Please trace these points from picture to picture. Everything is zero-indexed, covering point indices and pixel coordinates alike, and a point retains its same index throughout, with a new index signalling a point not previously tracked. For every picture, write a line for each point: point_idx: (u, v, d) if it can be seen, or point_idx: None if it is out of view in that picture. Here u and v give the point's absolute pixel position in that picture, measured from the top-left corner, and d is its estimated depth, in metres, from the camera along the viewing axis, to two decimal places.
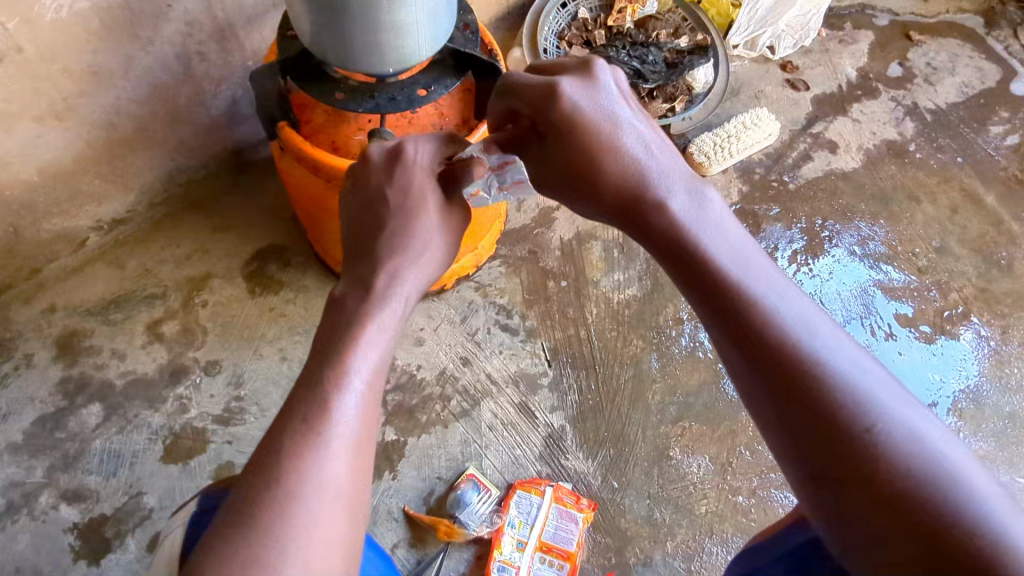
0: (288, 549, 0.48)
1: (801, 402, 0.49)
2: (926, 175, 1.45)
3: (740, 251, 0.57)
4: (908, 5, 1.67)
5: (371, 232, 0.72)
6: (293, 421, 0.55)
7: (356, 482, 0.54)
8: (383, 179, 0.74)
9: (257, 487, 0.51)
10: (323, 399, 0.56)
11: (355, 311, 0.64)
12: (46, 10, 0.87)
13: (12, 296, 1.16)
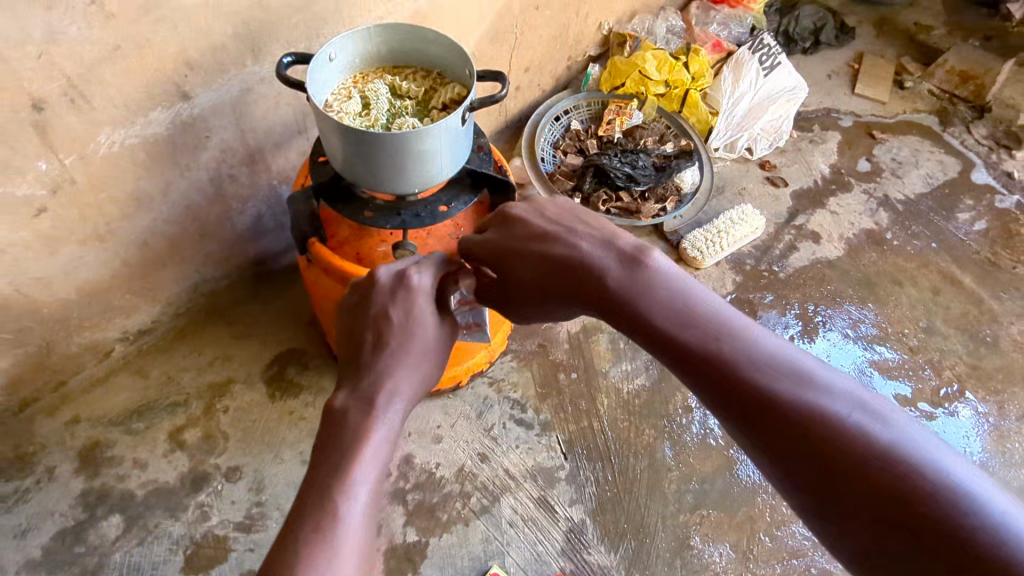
0: None
1: (768, 426, 0.55)
2: (905, 260, 1.55)
3: (692, 301, 0.63)
4: (868, 108, 1.84)
5: (366, 345, 0.75)
6: (309, 519, 0.55)
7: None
8: (387, 297, 0.77)
9: None
10: (332, 513, 0.56)
11: (356, 425, 0.65)
12: (99, 147, 0.94)
13: (37, 409, 1.18)
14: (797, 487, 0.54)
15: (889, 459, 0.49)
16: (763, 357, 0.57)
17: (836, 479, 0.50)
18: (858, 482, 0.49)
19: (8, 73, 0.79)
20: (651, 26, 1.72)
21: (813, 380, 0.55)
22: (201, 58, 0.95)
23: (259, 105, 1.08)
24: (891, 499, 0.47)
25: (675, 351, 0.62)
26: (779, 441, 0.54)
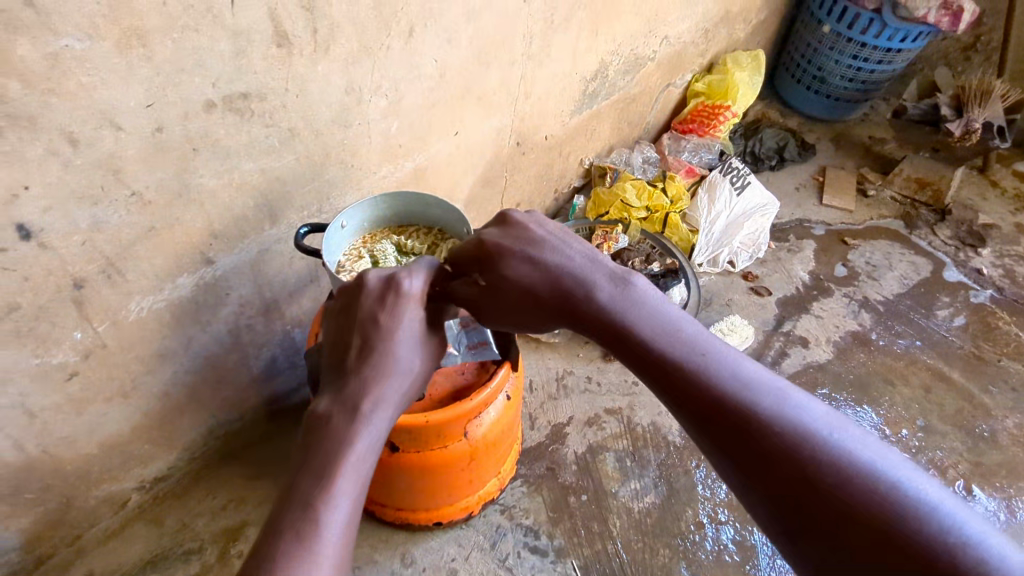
0: None
1: (753, 451, 0.60)
2: (893, 359, 1.61)
3: (671, 327, 0.72)
4: (837, 216, 1.97)
5: (355, 354, 0.79)
6: (283, 538, 0.62)
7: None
8: (372, 301, 0.81)
9: None
10: (309, 521, 0.64)
11: (337, 438, 0.71)
12: (130, 312, 1.01)
13: (49, 567, 1.17)
14: (768, 508, 0.60)
15: (862, 484, 0.55)
16: (751, 388, 0.64)
17: (811, 502, 0.57)
18: (834, 505, 0.55)
19: (54, 258, 0.88)
20: (628, 158, 1.91)
21: (790, 406, 0.62)
22: (225, 228, 1.06)
23: (274, 261, 1.18)
24: (865, 521, 0.54)
25: (664, 381, 0.69)
26: (764, 466, 0.60)
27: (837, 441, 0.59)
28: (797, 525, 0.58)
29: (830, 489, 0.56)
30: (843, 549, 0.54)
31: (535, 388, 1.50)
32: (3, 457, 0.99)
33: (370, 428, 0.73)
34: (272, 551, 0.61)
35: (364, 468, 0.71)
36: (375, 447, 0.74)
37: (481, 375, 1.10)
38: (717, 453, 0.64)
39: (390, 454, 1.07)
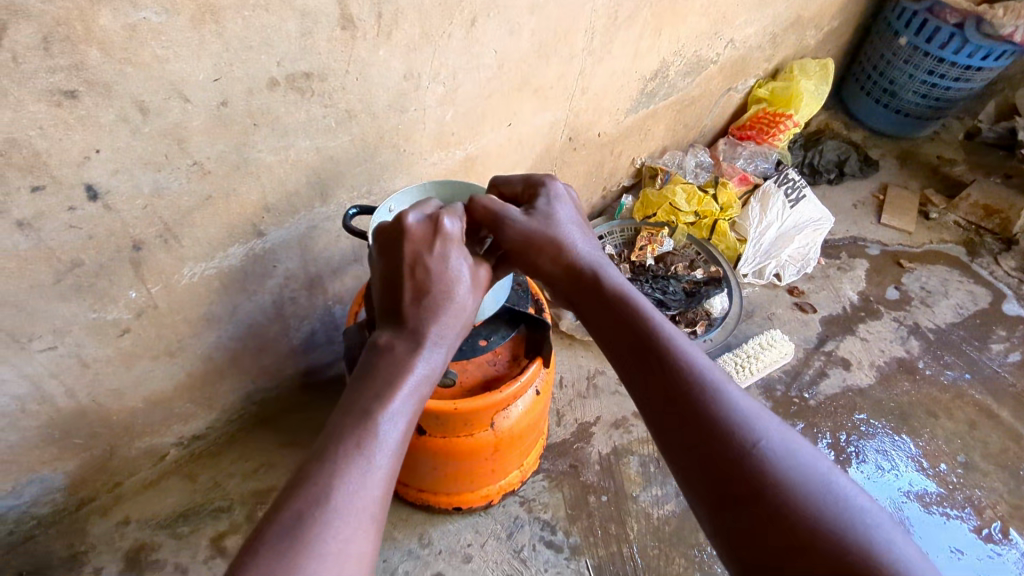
0: (331, 550, 0.57)
1: (703, 431, 0.67)
2: (939, 390, 1.55)
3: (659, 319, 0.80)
4: (894, 237, 1.90)
5: (408, 292, 0.79)
6: (346, 446, 0.66)
7: (378, 520, 0.63)
8: (419, 242, 0.80)
9: (305, 501, 0.60)
10: (370, 433, 0.67)
11: (395, 367, 0.75)
12: (182, 277, 1.06)
13: (91, 508, 1.24)
14: (704, 490, 0.65)
15: (797, 477, 0.61)
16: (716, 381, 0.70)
17: (749, 483, 0.62)
18: (765, 491, 0.61)
19: (117, 220, 0.92)
20: (681, 161, 1.88)
21: (744, 404, 0.69)
22: (277, 203, 1.09)
23: (322, 239, 1.21)
24: (791, 506, 0.59)
25: (639, 362, 0.76)
26: (715, 457, 0.65)
27: (783, 439, 0.65)
28: (731, 504, 0.62)
29: (767, 476, 0.62)
30: (755, 529, 0.60)
31: (565, 385, 1.51)
32: (56, 402, 1.05)
33: (423, 358, 0.76)
34: (335, 456, 0.65)
35: (417, 395, 0.74)
36: (429, 375, 0.76)
37: (513, 368, 1.11)
38: (670, 430, 0.70)
39: (417, 437, 1.10)
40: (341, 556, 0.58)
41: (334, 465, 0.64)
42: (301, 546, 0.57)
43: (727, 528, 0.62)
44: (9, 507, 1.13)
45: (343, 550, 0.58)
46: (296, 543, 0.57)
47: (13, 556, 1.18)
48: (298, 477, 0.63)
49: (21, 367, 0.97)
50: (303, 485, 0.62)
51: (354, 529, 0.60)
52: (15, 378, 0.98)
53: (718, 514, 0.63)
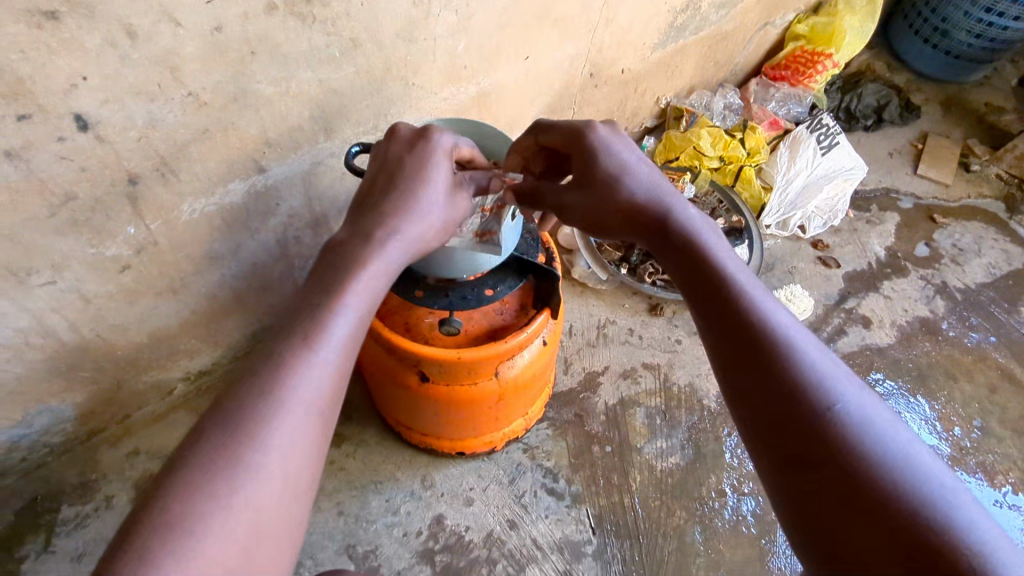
0: (260, 451, 0.52)
1: (770, 380, 0.58)
2: (961, 352, 1.50)
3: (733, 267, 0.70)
4: (929, 190, 1.81)
5: (383, 195, 0.75)
6: (290, 342, 0.59)
7: (326, 416, 0.58)
8: (400, 147, 0.80)
9: (241, 397, 0.55)
10: (317, 328, 0.60)
11: (355, 260, 0.67)
12: (182, 213, 1.02)
13: (101, 439, 1.26)
14: (764, 445, 0.57)
15: (879, 451, 0.51)
16: (791, 330, 0.61)
17: (816, 442, 0.53)
18: (835, 452, 0.52)
19: (110, 152, 0.88)
20: (709, 102, 1.79)
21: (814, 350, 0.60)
22: (279, 137, 1.04)
23: (326, 176, 1.17)
24: (864, 473, 0.50)
25: (704, 302, 0.68)
26: (785, 417, 0.56)
27: (864, 399, 0.56)
28: (792, 462, 0.54)
29: (839, 436, 0.53)
30: (821, 498, 0.51)
31: (574, 333, 1.48)
32: (60, 336, 1.04)
33: (386, 254, 0.69)
34: (280, 350, 0.58)
35: (376, 290, 0.67)
36: (391, 272, 0.70)
37: (520, 319, 1.07)
38: (733, 377, 0.62)
39: (420, 383, 1.08)
40: (283, 454, 0.53)
41: (278, 361, 0.57)
42: (239, 447, 0.52)
43: (789, 495, 0.54)
44: (20, 436, 1.15)
45: (285, 447, 0.53)
46: (233, 443, 0.52)
47: (27, 481, 1.21)
48: (241, 374, 0.57)
49: (21, 301, 0.96)
50: (245, 383, 0.56)
51: (297, 426, 0.55)
52: (16, 312, 0.96)
53: (778, 471, 0.56)
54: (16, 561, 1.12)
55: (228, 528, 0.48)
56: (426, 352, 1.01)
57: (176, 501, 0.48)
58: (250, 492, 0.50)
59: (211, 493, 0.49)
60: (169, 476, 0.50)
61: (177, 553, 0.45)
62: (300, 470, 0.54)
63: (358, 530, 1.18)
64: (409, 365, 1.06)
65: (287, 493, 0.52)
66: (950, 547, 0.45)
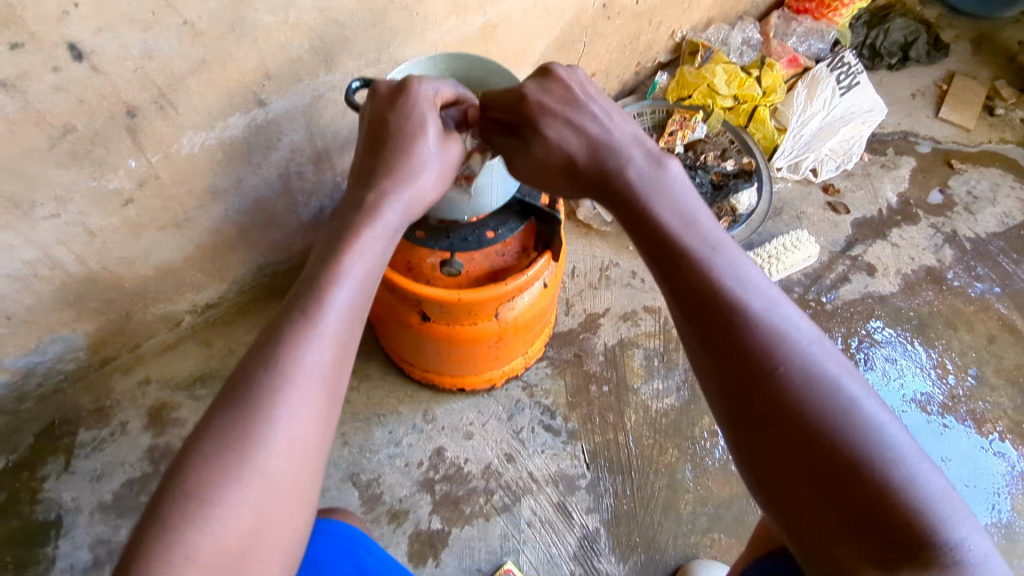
0: (273, 420, 0.54)
1: (734, 352, 0.58)
2: (964, 302, 1.50)
3: (685, 216, 0.66)
4: (950, 134, 1.75)
5: (376, 162, 0.74)
6: (293, 312, 0.59)
7: (334, 386, 0.59)
8: (382, 106, 0.77)
9: (251, 370, 0.56)
10: (317, 297, 0.60)
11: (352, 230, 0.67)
12: (182, 147, 1.01)
13: (113, 367, 1.30)
14: (728, 409, 0.59)
15: (838, 421, 0.52)
16: (751, 293, 0.59)
17: (780, 416, 0.55)
18: (798, 426, 0.54)
19: (106, 84, 0.86)
20: (726, 37, 1.71)
21: (769, 308, 0.59)
22: (279, 70, 1.01)
23: (327, 111, 1.14)
24: (824, 445, 0.52)
25: (663, 262, 0.64)
26: (747, 390, 0.57)
27: (825, 361, 0.56)
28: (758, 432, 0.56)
29: (802, 408, 0.54)
30: (785, 467, 0.55)
31: (577, 275, 1.49)
32: (67, 268, 1.06)
33: (382, 222, 0.69)
34: (283, 321, 0.59)
35: (377, 256, 0.67)
36: (389, 238, 0.70)
37: (521, 262, 1.07)
38: (695, 348, 0.61)
39: (421, 322, 1.10)
40: (291, 425, 0.54)
41: (281, 332, 0.58)
42: (248, 419, 0.53)
43: (757, 459, 0.57)
44: (35, 363, 1.18)
45: (292, 418, 0.54)
46: (241, 419, 0.53)
47: (45, 405, 1.26)
48: (249, 348, 0.58)
49: (27, 234, 0.97)
50: (252, 356, 0.57)
51: (305, 397, 0.56)
52: (23, 244, 0.97)
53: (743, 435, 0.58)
54: (39, 479, 1.19)
55: (241, 496, 0.50)
56: (427, 293, 1.02)
57: (192, 473, 0.51)
58: (261, 463, 0.52)
59: (223, 464, 0.51)
60: (186, 451, 0.52)
61: (195, 522, 0.48)
62: (309, 439, 0.55)
63: (362, 459, 1.23)
64: (410, 305, 1.07)
65: (298, 462, 0.54)
66: (899, 512, 0.49)
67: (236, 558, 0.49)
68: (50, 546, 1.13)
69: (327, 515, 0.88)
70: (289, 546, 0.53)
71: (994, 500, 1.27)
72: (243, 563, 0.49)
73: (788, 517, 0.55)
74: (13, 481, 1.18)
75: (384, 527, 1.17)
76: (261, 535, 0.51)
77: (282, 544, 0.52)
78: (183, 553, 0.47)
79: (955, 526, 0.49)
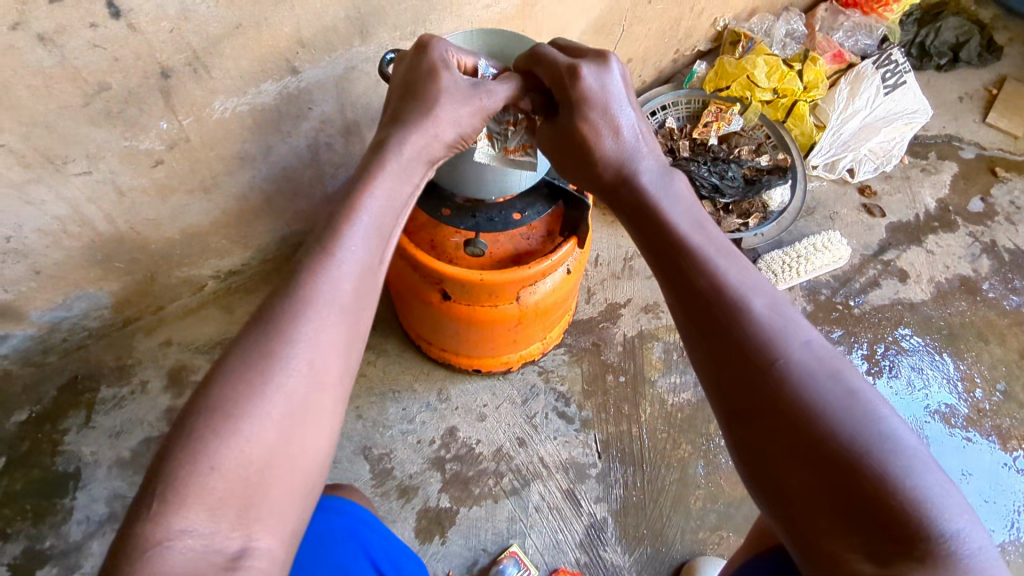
0: (296, 342, 0.52)
1: (732, 345, 0.55)
2: (997, 315, 1.46)
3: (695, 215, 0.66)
4: (996, 141, 1.70)
5: (408, 102, 0.75)
6: (316, 241, 0.59)
7: (358, 315, 0.58)
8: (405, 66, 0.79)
9: (275, 296, 0.55)
10: (340, 227, 0.60)
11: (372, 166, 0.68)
12: (214, 111, 1.01)
13: (136, 326, 1.32)
14: (724, 405, 0.56)
15: (830, 417, 0.50)
16: (743, 279, 0.58)
17: (763, 401, 0.53)
18: (779, 413, 0.52)
19: (143, 43, 0.85)
20: (770, 27, 1.67)
21: (767, 305, 0.57)
22: (314, 38, 1.01)
23: (360, 82, 1.14)
24: (819, 442, 0.49)
25: (668, 258, 0.63)
26: (743, 387, 0.54)
27: (815, 351, 0.54)
28: (743, 422, 0.55)
29: (786, 396, 0.52)
30: (780, 466, 0.52)
31: (600, 263, 1.48)
32: (96, 226, 1.07)
33: (402, 158, 0.69)
34: (304, 251, 0.59)
35: (397, 193, 0.68)
36: (407, 179, 0.70)
37: (546, 246, 1.06)
38: (695, 345, 0.59)
39: (442, 301, 1.09)
40: (313, 345, 0.53)
41: (304, 259, 0.58)
42: (269, 338, 0.52)
43: (754, 459, 0.54)
44: (61, 318, 1.20)
45: (314, 342, 0.53)
46: (266, 338, 0.52)
47: (68, 361, 1.28)
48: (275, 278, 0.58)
49: (59, 190, 0.97)
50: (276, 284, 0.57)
51: (327, 321, 0.55)
52: (54, 200, 0.98)
53: (730, 425, 0.56)
54: (60, 432, 1.21)
55: (263, 411, 0.49)
56: (449, 271, 1.01)
57: (219, 388, 0.49)
58: (282, 380, 0.51)
59: (248, 381, 0.50)
60: (211, 371, 0.51)
61: (219, 435, 0.48)
62: (334, 363, 0.54)
63: (375, 434, 1.24)
64: (432, 282, 1.07)
65: (320, 382, 0.53)
66: (899, 508, 0.46)
67: (258, 472, 0.48)
68: (68, 498, 1.16)
69: (335, 492, 0.88)
70: (314, 469, 0.52)
71: (1015, 518, 1.24)
72: (267, 478, 0.49)
73: (782, 515, 0.52)
74: (35, 432, 1.21)
75: (392, 501, 1.18)
76: (282, 453, 0.50)
77: (305, 467, 0.51)
78: (208, 461, 0.47)
79: (950, 521, 0.46)
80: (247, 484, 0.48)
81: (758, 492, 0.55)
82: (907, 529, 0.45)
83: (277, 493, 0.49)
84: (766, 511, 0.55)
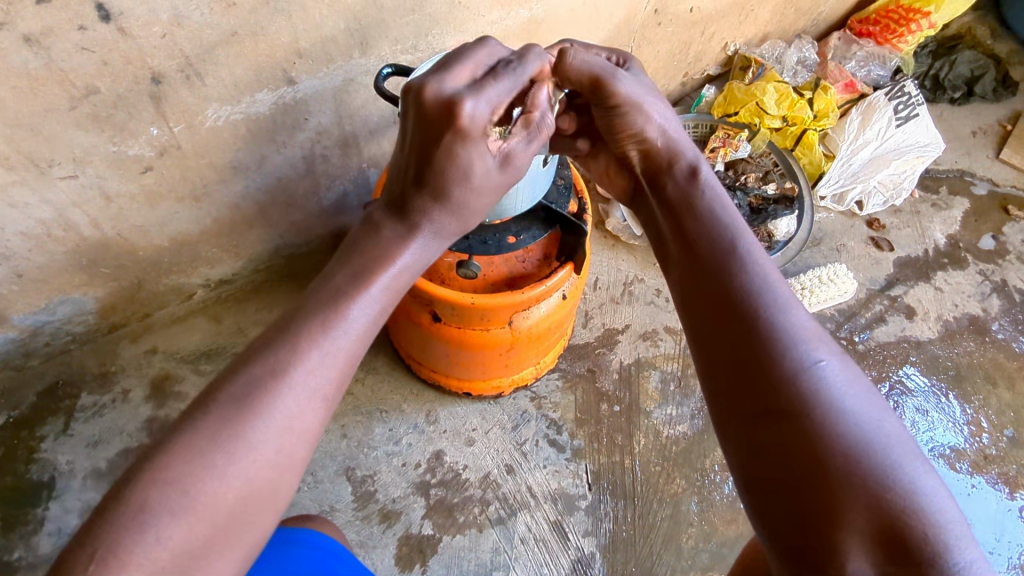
0: (262, 425, 0.54)
1: (764, 342, 0.55)
2: (1006, 357, 1.41)
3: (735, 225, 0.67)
4: (1009, 178, 1.66)
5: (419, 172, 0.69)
6: (310, 321, 0.60)
7: (331, 401, 0.60)
8: (423, 127, 0.67)
9: (261, 372, 0.56)
10: (336, 311, 0.62)
11: (372, 256, 0.68)
12: (207, 119, 0.98)
13: (122, 333, 1.29)
14: (740, 402, 0.55)
15: (858, 425, 0.50)
16: (780, 291, 0.59)
17: (790, 404, 0.52)
18: (810, 418, 0.51)
19: (133, 48, 0.83)
20: (780, 55, 1.65)
21: (801, 317, 0.57)
22: (311, 48, 0.98)
23: (358, 95, 1.12)
24: (842, 450, 0.49)
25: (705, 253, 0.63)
26: (770, 382, 0.53)
27: (849, 365, 0.54)
28: (759, 421, 0.53)
29: (816, 398, 0.51)
30: (794, 465, 0.50)
31: (599, 287, 1.44)
32: (82, 231, 1.04)
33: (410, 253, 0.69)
34: (294, 330, 0.60)
35: (398, 283, 0.68)
36: (411, 269, 0.70)
37: (542, 271, 1.03)
38: (719, 340, 0.58)
39: (431, 322, 1.06)
40: (281, 431, 0.55)
41: (290, 341, 0.59)
42: (238, 417, 0.53)
43: (759, 461, 0.52)
44: (44, 322, 1.17)
45: (286, 426, 0.55)
46: (237, 417, 0.53)
47: (50, 366, 1.25)
48: (247, 348, 0.59)
49: (44, 193, 0.95)
50: (253, 357, 0.57)
51: (300, 408, 0.56)
52: (38, 203, 0.96)
53: (743, 428, 0.54)
54: (37, 439, 1.18)
55: (219, 489, 0.51)
56: (439, 292, 0.98)
57: (180, 462, 0.51)
58: (246, 464, 0.52)
59: (210, 460, 0.51)
60: (172, 437, 0.52)
61: (173, 507, 0.49)
62: (299, 447, 0.56)
63: (360, 454, 1.20)
64: (422, 303, 1.04)
65: (281, 468, 0.55)
66: (913, 524, 0.46)
67: (203, 547, 0.50)
68: (40, 508, 1.12)
69: (300, 524, 0.85)
70: (257, 542, 0.54)
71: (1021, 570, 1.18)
72: (209, 553, 0.50)
73: (777, 523, 0.51)
74: (11, 437, 1.18)
75: (374, 527, 1.14)
76: (231, 530, 0.51)
77: (247, 540, 0.53)
78: (156, 533, 0.48)
79: (964, 551, 0.45)
80: (188, 560, 0.49)
81: (757, 506, 0.53)
82: (923, 550, 0.45)
83: (216, 566, 0.51)
84: (761, 528, 0.53)
